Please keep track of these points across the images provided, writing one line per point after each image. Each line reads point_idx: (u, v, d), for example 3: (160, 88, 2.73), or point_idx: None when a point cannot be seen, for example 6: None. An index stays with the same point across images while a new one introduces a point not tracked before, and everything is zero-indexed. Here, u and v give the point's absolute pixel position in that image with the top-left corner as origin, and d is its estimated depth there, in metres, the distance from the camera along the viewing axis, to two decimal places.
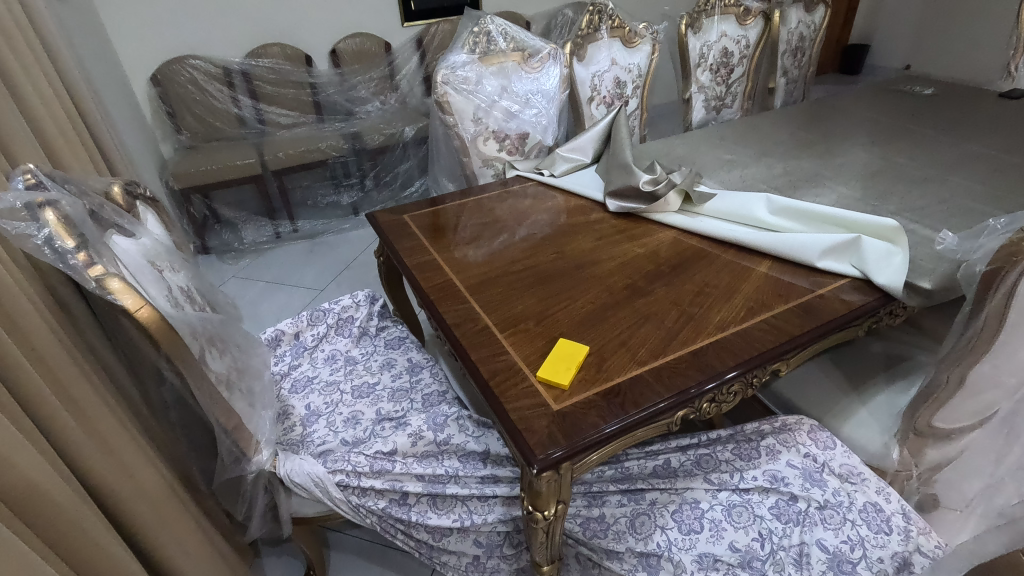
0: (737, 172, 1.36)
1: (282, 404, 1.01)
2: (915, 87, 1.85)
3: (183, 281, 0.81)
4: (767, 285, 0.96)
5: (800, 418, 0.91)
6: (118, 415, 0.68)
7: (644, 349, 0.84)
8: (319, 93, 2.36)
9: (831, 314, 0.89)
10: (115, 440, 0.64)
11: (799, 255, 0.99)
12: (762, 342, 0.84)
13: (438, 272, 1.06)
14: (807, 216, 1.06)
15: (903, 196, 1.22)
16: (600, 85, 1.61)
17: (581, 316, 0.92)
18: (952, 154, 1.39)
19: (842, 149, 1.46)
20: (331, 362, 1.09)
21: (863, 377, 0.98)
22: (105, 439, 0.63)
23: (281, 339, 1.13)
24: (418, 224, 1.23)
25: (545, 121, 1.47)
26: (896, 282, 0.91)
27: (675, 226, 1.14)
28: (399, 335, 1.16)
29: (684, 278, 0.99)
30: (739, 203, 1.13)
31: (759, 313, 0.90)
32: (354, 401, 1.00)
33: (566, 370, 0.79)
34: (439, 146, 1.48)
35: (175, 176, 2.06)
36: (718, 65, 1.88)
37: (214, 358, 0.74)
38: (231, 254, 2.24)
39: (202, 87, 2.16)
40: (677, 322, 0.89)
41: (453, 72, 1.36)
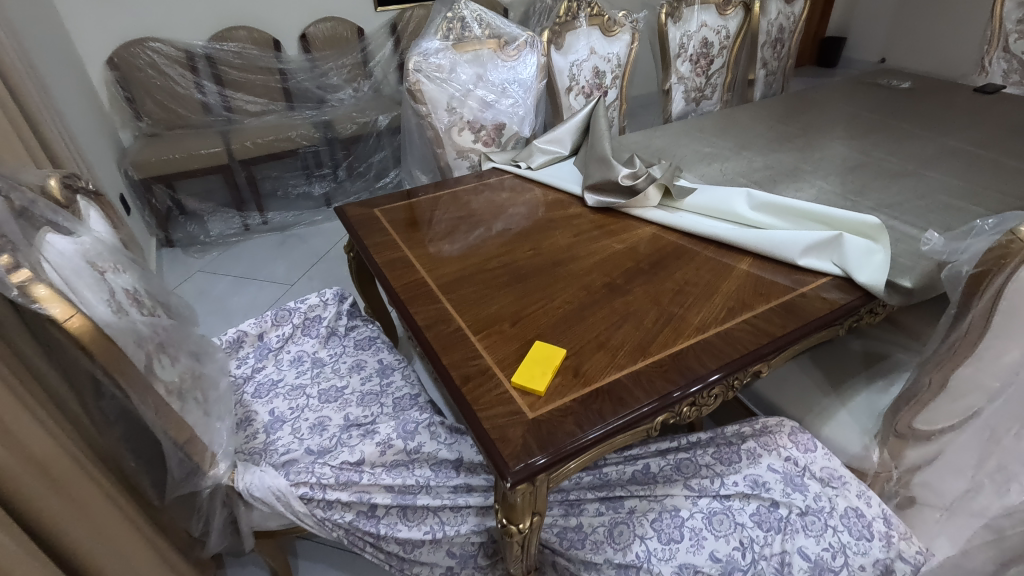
0: (717, 165, 1.34)
1: (245, 410, 0.96)
2: (893, 81, 1.85)
3: (129, 282, 0.74)
4: (748, 284, 0.94)
5: (781, 419, 0.90)
6: (53, 432, 0.62)
7: (623, 352, 0.81)
8: (289, 80, 2.26)
9: (813, 314, 0.87)
10: (50, 460, 0.58)
11: (780, 252, 0.97)
12: (743, 344, 0.82)
13: (410, 270, 1.01)
14: (788, 212, 1.04)
15: (883, 190, 1.21)
16: (578, 75, 1.57)
17: (559, 316, 0.88)
18: (930, 148, 1.38)
19: (822, 142, 1.44)
20: (298, 365, 1.04)
21: (843, 377, 0.96)
22: (38, 460, 0.57)
23: (243, 340, 1.06)
24: (390, 219, 1.18)
25: (522, 111, 1.42)
26: (877, 281, 0.89)
27: (656, 222, 1.11)
28: (370, 335, 1.12)
29: (664, 275, 0.96)
30: (719, 198, 1.10)
31: (740, 314, 0.87)
32: (320, 406, 0.96)
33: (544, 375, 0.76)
34: (413, 136, 1.41)
35: (136, 165, 1.96)
36: (698, 55, 1.85)
37: (163, 366, 0.69)
38: (196, 247, 2.14)
39: (163, 70, 2.05)
40: (657, 323, 0.86)
41: (425, 60, 1.29)
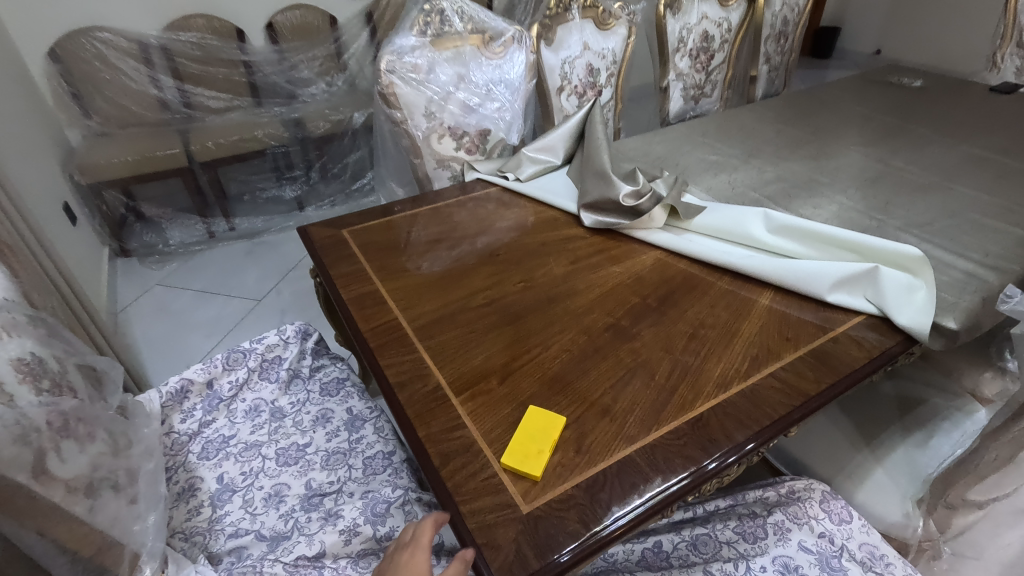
0: (724, 176, 1.21)
1: (188, 477, 0.82)
2: (904, 79, 1.73)
3: (23, 351, 0.62)
4: (772, 324, 0.82)
5: (810, 483, 0.78)
6: None
7: (632, 418, 0.68)
8: (255, 73, 2.07)
9: (849, 364, 0.75)
10: None
11: (806, 286, 0.85)
12: (773, 406, 0.69)
13: (381, 308, 0.87)
14: (812, 237, 0.91)
15: (909, 206, 1.09)
16: (570, 73, 1.42)
17: (555, 370, 0.75)
18: (953, 156, 1.26)
19: (836, 149, 1.32)
20: (254, 417, 0.90)
21: (876, 427, 0.85)
22: None
23: (189, 389, 0.91)
24: (360, 242, 1.04)
25: (509, 116, 1.28)
26: (919, 323, 0.78)
27: (662, 246, 0.98)
28: (338, 378, 0.98)
29: (675, 314, 0.84)
30: (733, 219, 0.97)
31: (766, 365, 0.75)
32: (278, 470, 0.82)
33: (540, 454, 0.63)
34: (386, 144, 1.27)
35: (82, 168, 1.80)
36: (697, 50, 1.72)
37: (61, 459, 0.56)
38: (154, 257, 1.98)
39: (113, 63, 1.87)
40: (670, 378, 0.73)
41: (400, 59, 1.14)
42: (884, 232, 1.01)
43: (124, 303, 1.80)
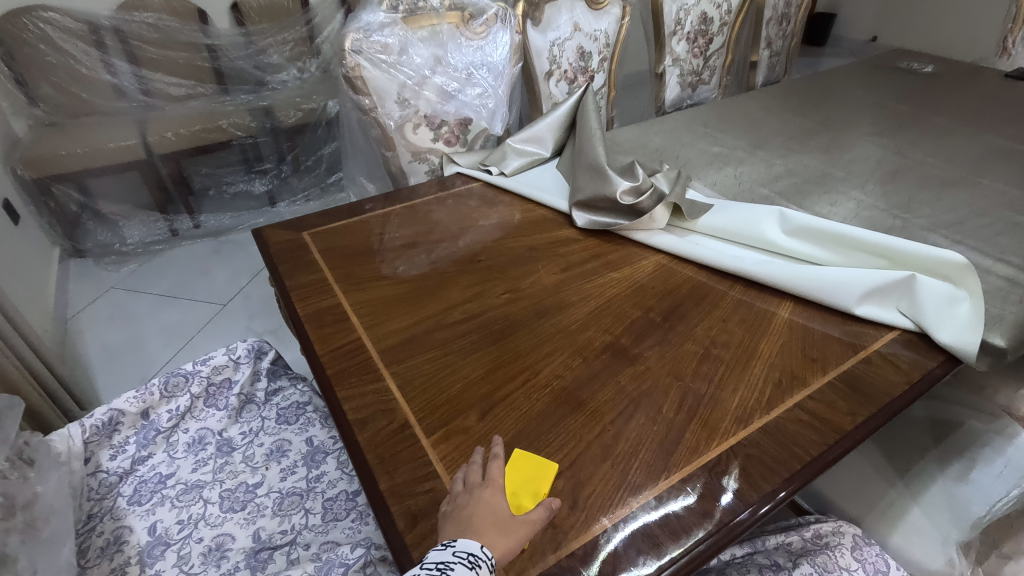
0: (730, 170, 1.10)
1: (114, 527, 0.69)
2: (913, 64, 1.63)
3: None
4: (794, 343, 0.71)
5: (838, 526, 0.69)
6: None
7: (637, 463, 0.57)
8: (219, 58, 1.92)
9: (887, 391, 0.64)
10: None
11: (831, 297, 0.74)
12: (803, 444, 0.59)
13: (342, 326, 0.75)
14: (835, 240, 0.81)
15: (935, 203, 0.98)
16: (560, 56, 1.30)
17: (545, 402, 0.63)
18: (976, 147, 1.16)
19: (848, 140, 1.21)
20: (197, 451, 0.78)
21: (909, 458, 0.74)
22: None
23: (119, 422, 0.78)
24: (322, 246, 0.91)
25: (493, 104, 1.16)
26: (964, 341, 0.67)
27: (664, 250, 0.87)
28: (298, 403, 0.85)
29: (682, 331, 0.73)
30: (744, 220, 0.86)
31: (791, 393, 0.64)
32: (221, 519, 0.70)
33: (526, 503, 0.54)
34: (354, 135, 1.14)
35: (26, 162, 1.64)
36: (695, 34, 1.61)
37: None
38: (111, 258, 1.87)
39: (59, 46, 1.70)
40: (680, 410, 0.62)
41: (367, 38, 1.00)
42: (911, 232, 0.91)
43: (76, 308, 1.68)
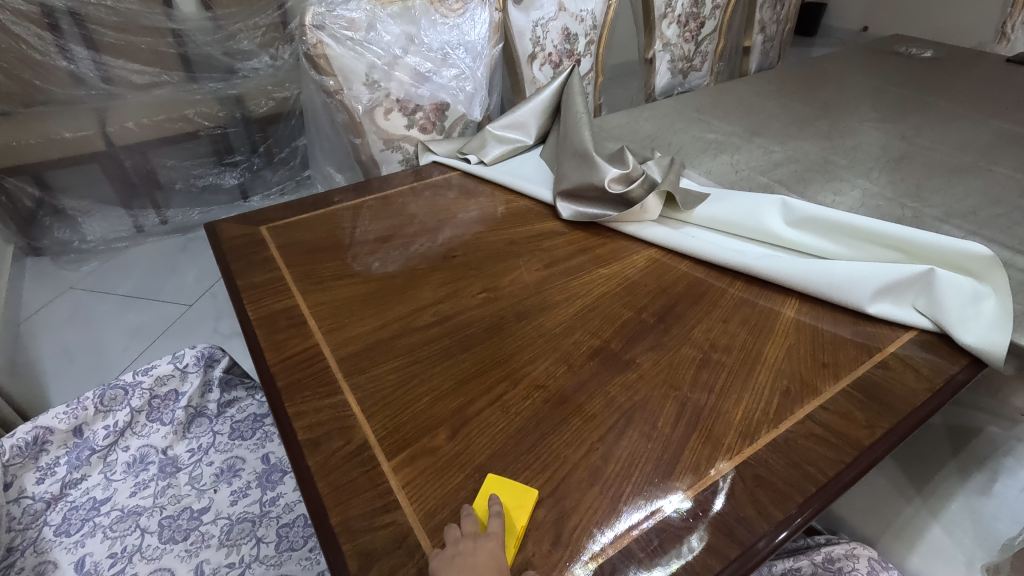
0: (726, 158, 1.03)
1: (37, 563, 0.61)
2: (911, 49, 1.56)
3: None
4: (803, 345, 0.64)
5: (853, 547, 0.62)
6: None
7: (630, 487, 0.50)
8: (186, 44, 1.79)
9: (910, 400, 0.57)
10: None
11: (842, 295, 0.67)
12: (818, 463, 0.51)
13: (297, 332, 0.67)
14: (843, 232, 0.74)
15: (945, 191, 0.92)
16: (544, 38, 1.22)
17: (524, 416, 0.56)
18: (984, 133, 1.10)
19: (850, 126, 1.15)
20: (137, 472, 0.69)
21: (926, 470, 0.68)
22: None
23: (47, 440, 0.69)
24: (281, 242, 0.83)
25: (471, 87, 1.07)
26: (992, 343, 0.60)
27: (657, 243, 0.80)
28: (255, 415, 0.77)
29: (678, 334, 0.65)
30: (744, 210, 0.79)
31: (801, 403, 0.57)
32: (160, 551, 0.62)
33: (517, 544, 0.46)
34: (320, 121, 1.05)
35: None
36: (686, 17, 1.54)
37: None
38: (70, 257, 1.79)
39: (6, 27, 1.53)
40: (678, 424, 0.55)
41: (331, 13, 0.91)
42: (922, 223, 0.84)
43: (32, 310, 1.58)
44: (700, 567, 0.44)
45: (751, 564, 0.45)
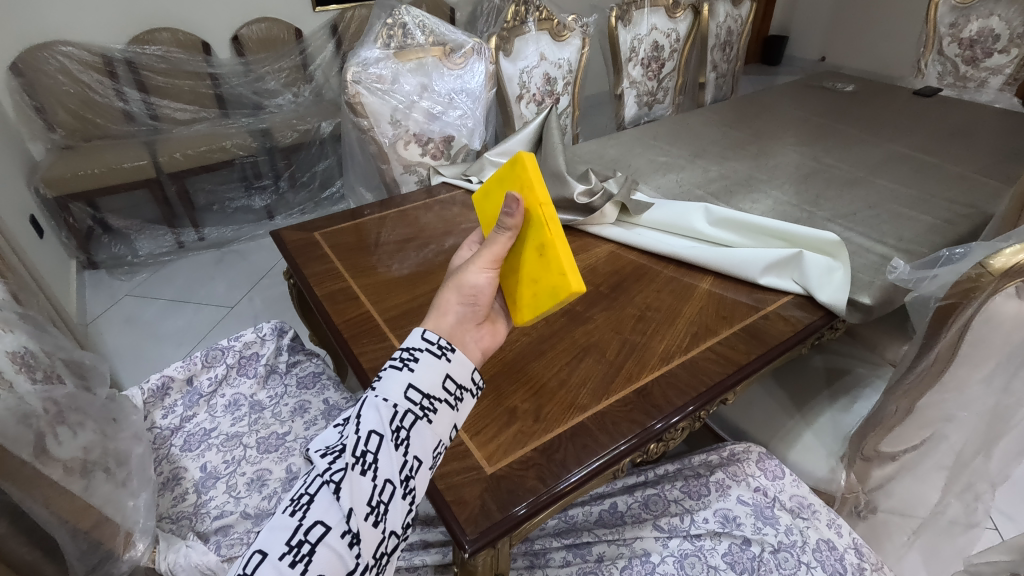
0: (672, 176, 1.31)
1: (172, 468, 0.86)
2: (837, 84, 1.87)
3: (17, 342, 0.64)
4: (710, 305, 0.91)
5: (748, 445, 0.88)
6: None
7: (585, 391, 0.76)
8: (221, 85, 2.19)
9: (778, 337, 0.84)
10: None
11: (741, 271, 0.94)
12: (709, 374, 0.78)
13: (353, 304, 0.93)
14: (746, 228, 1.01)
15: (837, 199, 1.20)
16: (529, 82, 1.51)
17: (515, 352, 0.82)
18: (877, 154, 1.39)
19: (774, 149, 1.43)
20: (234, 410, 0.95)
21: (807, 396, 0.95)
22: None
23: (169, 386, 0.96)
24: (330, 243, 1.09)
25: (471, 123, 1.35)
26: (838, 299, 0.88)
27: (614, 240, 1.07)
28: (314, 372, 1.03)
29: (624, 300, 0.92)
30: (676, 213, 1.07)
31: (704, 341, 0.84)
32: (259, 457, 0.88)
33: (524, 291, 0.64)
34: (354, 151, 1.33)
35: (48, 182, 1.80)
36: (649, 59, 1.84)
37: (59, 441, 0.59)
38: (123, 268, 2.04)
39: (76, 77, 1.94)
40: (620, 355, 0.81)
41: (365, 70, 1.20)
42: (814, 222, 1.12)
43: (95, 314, 1.83)
44: (627, 428, 0.70)
45: (648, 436, 0.70)
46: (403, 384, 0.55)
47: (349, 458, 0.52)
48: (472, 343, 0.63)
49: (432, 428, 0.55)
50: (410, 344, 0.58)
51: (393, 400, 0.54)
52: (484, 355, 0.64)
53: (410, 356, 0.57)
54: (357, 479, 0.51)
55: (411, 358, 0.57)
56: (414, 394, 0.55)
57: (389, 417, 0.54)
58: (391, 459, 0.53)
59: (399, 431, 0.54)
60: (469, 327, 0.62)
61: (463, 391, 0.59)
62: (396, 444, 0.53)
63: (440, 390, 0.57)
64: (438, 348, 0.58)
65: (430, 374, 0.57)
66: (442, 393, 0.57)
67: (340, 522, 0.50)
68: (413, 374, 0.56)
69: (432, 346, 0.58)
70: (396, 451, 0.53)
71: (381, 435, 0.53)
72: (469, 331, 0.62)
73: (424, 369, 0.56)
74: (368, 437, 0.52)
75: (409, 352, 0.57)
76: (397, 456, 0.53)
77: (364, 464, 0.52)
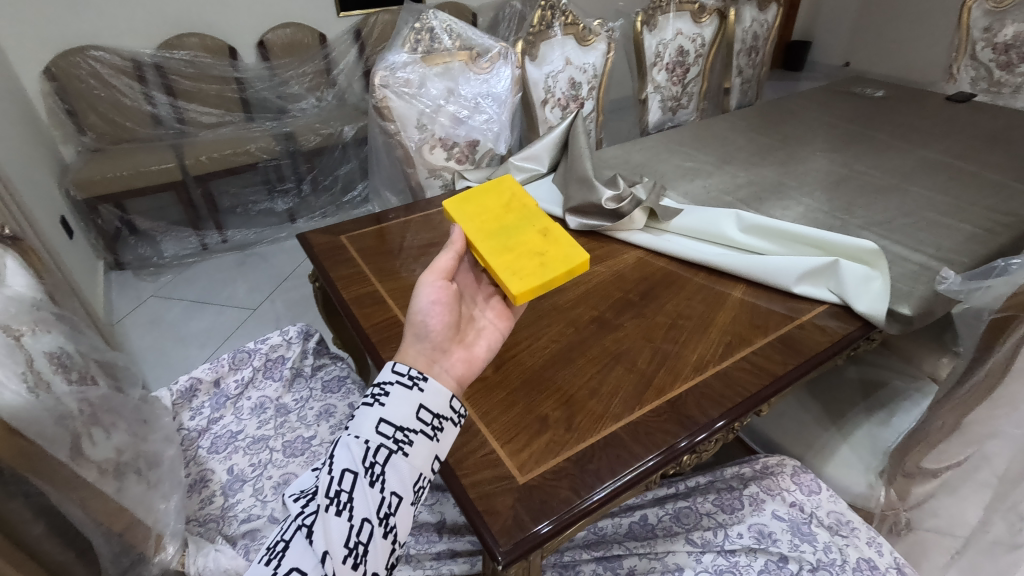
0: (700, 182, 1.29)
1: (199, 470, 0.86)
2: (867, 90, 1.84)
3: (55, 343, 0.64)
4: (743, 314, 0.89)
5: (782, 459, 0.86)
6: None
7: (617, 399, 0.74)
8: (246, 89, 2.22)
9: (813, 348, 0.82)
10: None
11: (774, 280, 0.92)
12: (744, 386, 0.76)
13: (380, 307, 0.92)
14: (780, 235, 0.99)
15: (871, 206, 1.17)
16: (554, 86, 1.51)
17: (544, 359, 0.81)
18: (910, 161, 1.36)
19: (803, 155, 1.41)
20: (259, 413, 0.95)
21: (842, 408, 0.92)
22: None
23: (197, 388, 0.97)
24: (357, 247, 1.09)
25: (497, 127, 1.35)
26: (877, 309, 0.85)
27: (642, 246, 1.06)
28: (339, 375, 1.03)
29: (654, 307, 0.90)
30: (706, 219, 1.05)
31: (738, 351, 0.82)
32: (285, 461, 0.87)
33: (517, 262, 0.71)
34: (381, 155, 1.34)
35: (78, 184, 1.84)
36: (674, 64, 1.82)
37: (93, 442, 0.59)
38: (149, 269, 2.06)
39: (107, 81, 1.99)
40: (651, 363, 0.80)
41: (392, 74, 1.21)
42: (848, 230, 1.09)
43: (121, 314, 1.86)
44: (663, 440, 0.69)
45: (675, 453, 0.68)
46: (374, 420, 0.59)
47: (323, 500, 0.55)
48: (441, 372, 0.66)
49: (408, 461, 0.58)
50: (382, 380, 0.62)
51: (364, 437, 0.58)
52: (459, 383, 0.67)
53: (381, 392, 0.61)
54: (331, 519, 0.54)
55: (381, 395, 0.60)
56: (386, 428, 0.59)
57: (361, 455, 0.57)
58: (366, 496, 0.56)
59: (373, 466, 0.57)
60: (434, 356, 0.66)
61: (442, 420, 0.61)
62: (370, 480, 0.56)
63: (414, 421, 0.60)
64: (408, 379, 0.62)
65: (401, 408, 0.60)
66: (415, 425, 0.60)
67: (316, 567, 0.52)
68: (384, 408, 0.60)
69: (402, 378, 0.62)
70: (371, 487, 0.56)
71: (354, 473, 0.56)
72: (434, 358, 0.66)
73: (395, 402, 0.60)
74: (342, 476, 0.56)
75: (379, 389, 0.61)
76: (372, 492, 0.56)
77: (339, 504, 0.55)
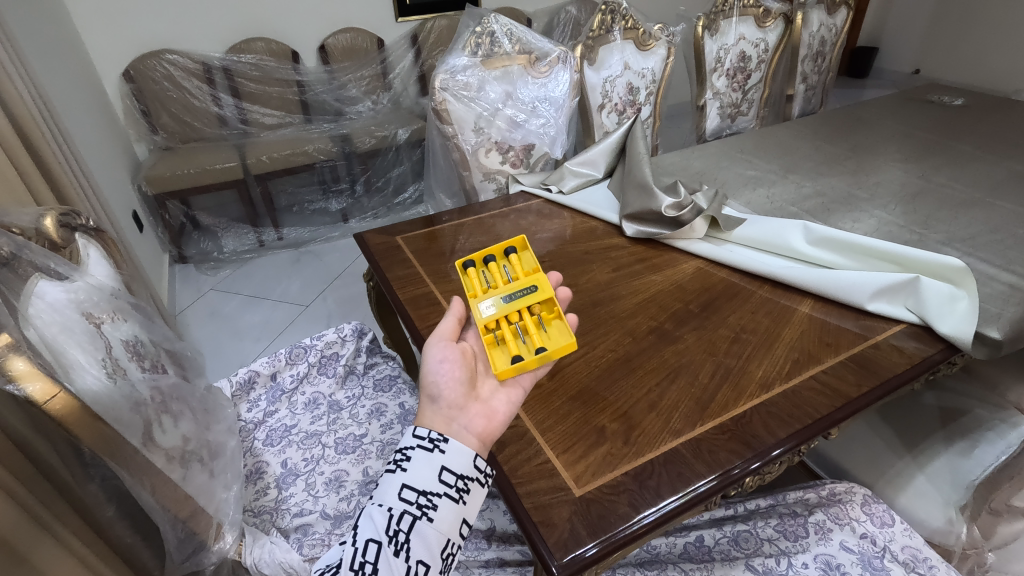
0: (763, 191, 1.24)
1: (255, 461, 0.88)
2: (945, 98, 1.73)
3: (131, 331, 0.66)
4: (812, 330, 0.84)
5: (851, 486, 0.81)
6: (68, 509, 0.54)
7: (677, 414, 0.71)
8: (307, 92, 2.29)
9: (890, 371, 0.77)
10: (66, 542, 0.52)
11: (846, 296, 0.87)
12: (815, 407, 0.72)
13: (435, 308, 0.92)
14: (852, 249, 0.94)
15: (952, 220, 1.10)
16: (611, 91, 1.49)
17: (600, 368, 0.79)
18: (997, 174, 1.27)
19: (875, 165, 1.34)
20: (313, 408, 0.96)
21: (916, 435, 0.87)
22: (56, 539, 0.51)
23: (254, 381, 1.00)
24: (411, 248, 1.09)
25: (553, 131, 1.34)
26: (963, 331, 0.80)
27: (703, 256, 1.02)
28: (390, 374, 1.03)
29: (716, 320, 0.87)
30: (771, 230, 1.01)
31: (806, 368, 0.77)
32: (337, 458, 0.88)
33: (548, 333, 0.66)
34: (438, 157, 1.35)
35: (149, 180, 1.94)
36: (735, 69, 1.77)
37: (164, 430, 0.60)
38: (210, 264, 2.15)
39: (179, 83, 2.09)
40: (713, 378, 0.76)
41: (452, 77, 1.22)
42: (925, 244, 1.03)
43: (182, 305, 1.94)
44: (727, 458, 0.66)
45: (733, 477, 0.64)
46: (397, 485, 0.54)
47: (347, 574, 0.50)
48: (461, 430, 0.59)
49: (434, 527, 0.53)
50: (402, 445, 0.58)
51: (387, 505, 0.53)
52: (482, 441, 0.60)
53: (403, 457, 0.57)
54: None
55: (403, 459, 0.56)
56: (410, 494, 0.54)
57: (385, 523, 0.52)
58: (392, 567, 0.51)
59: (398, 534, 0.52)
60: (452, 413, 0.60)
61: (467, 481, 0.57)
62: (395, 550, 0.52)
63: (437, 484, 0.55)
64: (429, 442, 0.57)
65: (423, 470, 0.55)
66: (439, 488, 0.55)
67: None
68: (407, 474, 0.55)
69: (422, 441, 0.57)
70: (396, 557, 0.51)
71: (378, 543, 0.51)
72: (453, 416, 0.60)
73: (417, 467, 0.55)
74: (366, 547, 0.51)
75: (401, 454, 0.57)
76: (398, 562, 0.51)
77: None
